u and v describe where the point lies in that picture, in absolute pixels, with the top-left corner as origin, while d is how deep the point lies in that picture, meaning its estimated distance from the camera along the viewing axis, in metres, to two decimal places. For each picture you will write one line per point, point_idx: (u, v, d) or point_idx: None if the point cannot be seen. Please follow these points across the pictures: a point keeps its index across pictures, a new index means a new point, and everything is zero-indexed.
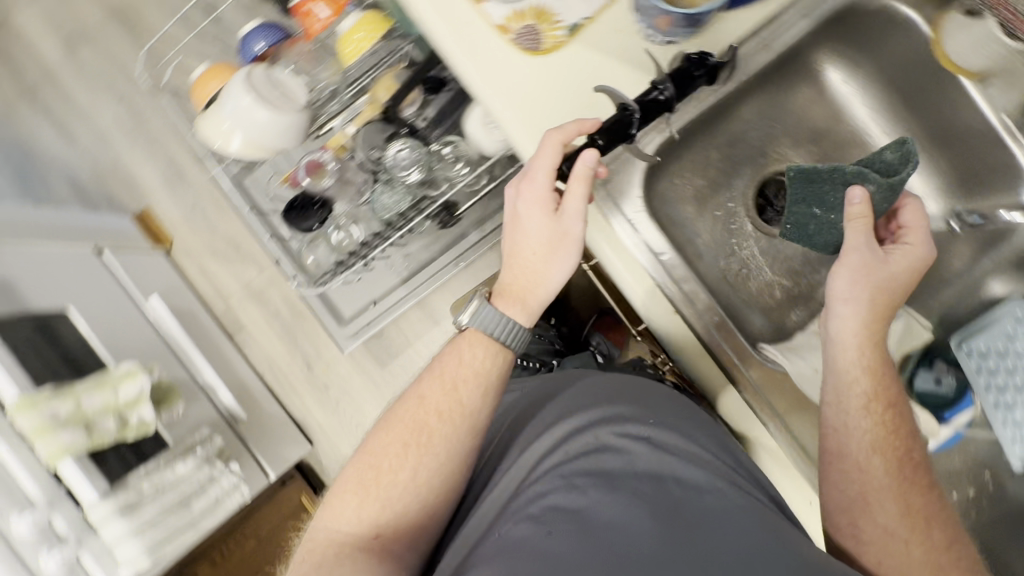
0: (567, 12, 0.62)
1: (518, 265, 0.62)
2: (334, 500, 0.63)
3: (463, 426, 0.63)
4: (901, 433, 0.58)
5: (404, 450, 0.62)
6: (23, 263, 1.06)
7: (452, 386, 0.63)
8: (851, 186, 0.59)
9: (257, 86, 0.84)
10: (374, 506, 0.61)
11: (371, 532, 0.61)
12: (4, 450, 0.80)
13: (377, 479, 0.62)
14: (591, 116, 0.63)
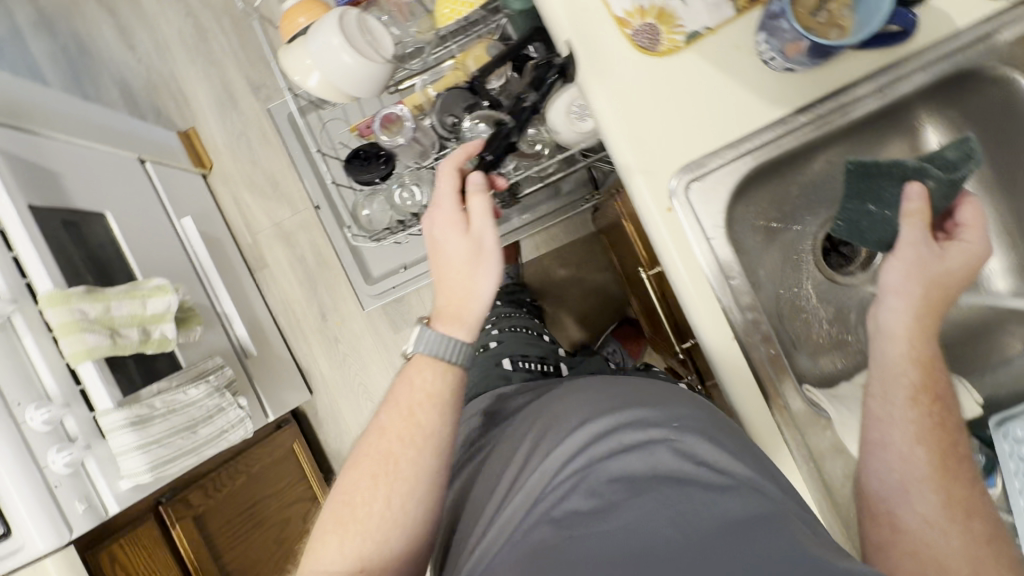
0: (690, 20, 0.62)
1: (446, 286, 0.68)
2: (318, 539, 0.63)
3: (424, 445, 0.65)
4: (947, 426, 0.56)
5: (373, 484, 0.63)
6: (68, 158, 1.04)
7: (408, 412, 0.65)
8: (909, 183, 0.58)
9: (348, 29, 0.83)
10: (357, 540, 0.62)
11: (359, 564, 0.61)
12: (28, 340, 0.80)
13: (353, 513, 0.63)
14: (691, 129, 0.63)
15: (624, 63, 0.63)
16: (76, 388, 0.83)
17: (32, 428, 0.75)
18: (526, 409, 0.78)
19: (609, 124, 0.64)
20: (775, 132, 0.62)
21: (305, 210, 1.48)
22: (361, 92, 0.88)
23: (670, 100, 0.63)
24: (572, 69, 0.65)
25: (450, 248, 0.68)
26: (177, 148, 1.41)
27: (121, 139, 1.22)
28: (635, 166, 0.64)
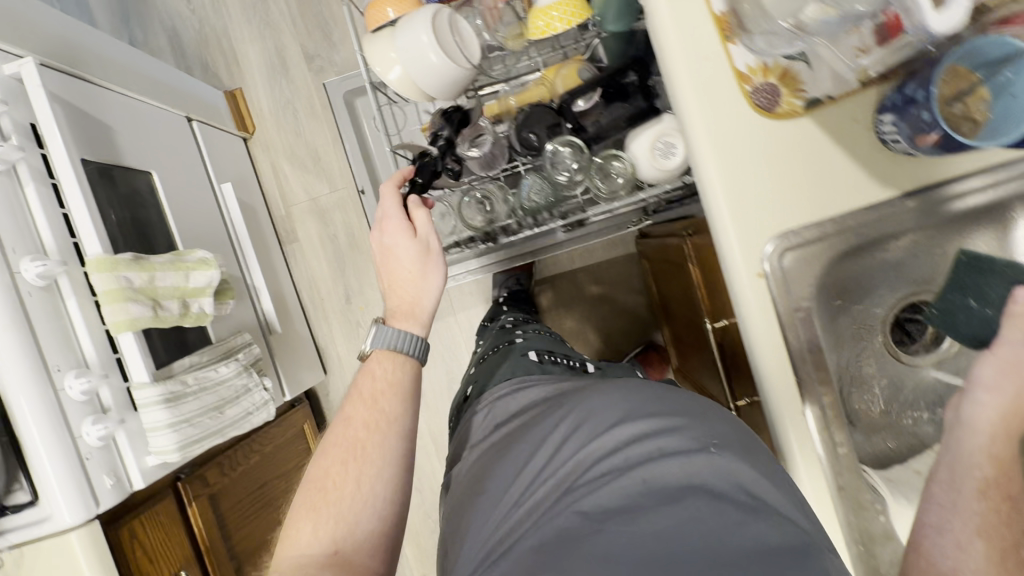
0: (814, 85, 0.60)
1: (396, 290, 0.69)
2: (290, 529, 0.58)
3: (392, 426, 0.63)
4: (1014, 529, 0.55)
5: (344, 468, 0.60)
6: (122, 112, 1.00)
7: (372, 399, 0.64)
8: (1019, 284, 0.57)
9: (440, 28, 0.80)
10: (332, 524, 0.57)
11: (333, 547, 0.56)
12: (72, 305, 0.78)
13: (326, 497, 0.59)
14: (795, 194, 0.61)
15: (737, 118, 0.61)
16: (113, 357, 0.81)
17: (70, 396, 0.74)
18: (553, 400, 0.77)
19: (711, 176, 0.62)
20: (879, 212, 0.61)
21: (343, 188, 1.45)
22: (441, 93, 0.86)
23: (778, 160, 0.61)
24: (681, 116, 0.63)
25: (400, 250, 0.69)
26: (223, 108, 1.37)
27: (171, 94, 1.18)
28: (732, 225, 0.62)
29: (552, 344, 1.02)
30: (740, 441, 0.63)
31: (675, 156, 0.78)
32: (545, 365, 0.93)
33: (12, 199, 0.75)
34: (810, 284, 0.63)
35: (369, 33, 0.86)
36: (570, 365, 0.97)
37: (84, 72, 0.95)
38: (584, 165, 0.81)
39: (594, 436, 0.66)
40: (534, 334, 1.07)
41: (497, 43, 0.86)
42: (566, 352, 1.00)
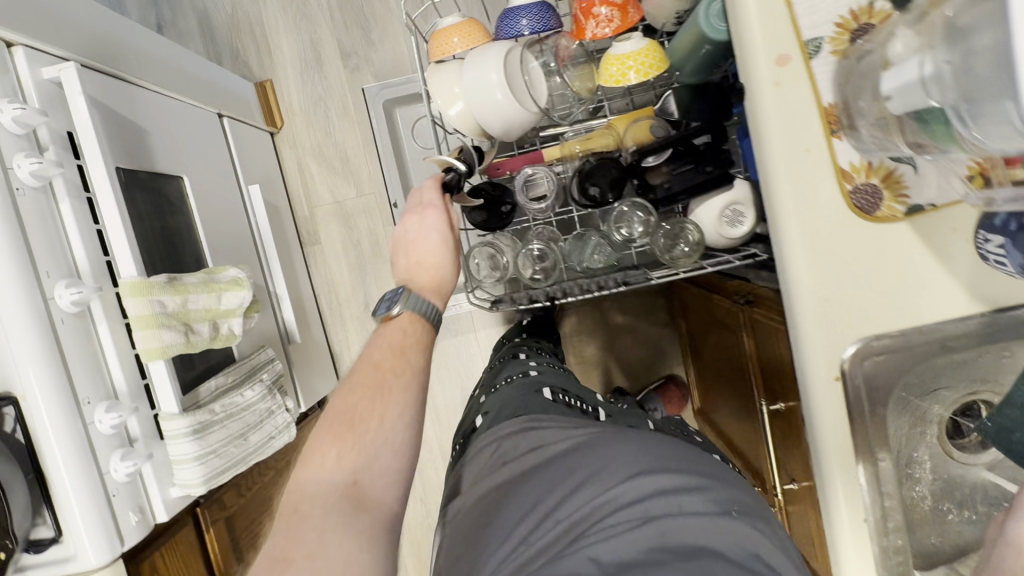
0: (918, 191, 0.57)
1: (419, 271, 0.68)
2: (307, 455, 0.54)
3: (416, 373, 0.61)
4: None
5: (372, 402, 0.57)
6: (157, 113, 0.95)
7: (398, 351, 0.62)
8: None
9: (511, 68, 0.76)
10: (356, 454, 0.54)
11: (352, 477, 0.52)
12: (104, 330, 0.74)
13: (352, 425, 0.55)
14: (883, 299, 0.59)
15: (833, 218, 0.58)
16: (141, 383, 0.78)
17: (99, 430, 0.71)
18: (569, 430, 0.73)
19: (797, 274, 0.60)
20: (967, 326, 0.59)
21: (371, 194, 1.40)
22: (503, 134, 0.81)
23: (870, 262, 0.59)
24: (771, 206, 0.60)
25: (432, 226, 0.69)
26: (253, 102, 1.32)
27: (204, 89, 1.13)
28: (813, 326, 0.60)
29: (564, 382, 0.90)
30: (772, 530, 0.62)
31: (742, 225, 0.76)
32: (556, 407, 0.82)
33: (48, 216, 0.71)
34: (885, 391, 0.62)
35: (431, 64, 0.81)
36: (582, 410, 0.83)
37: (121, 70, 0.90)
38: (650, 227, 0.79)
39: (607, 486, 0.63)
40: (545, 367, 0.95)
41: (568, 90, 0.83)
42: (580, 394, 0.87)
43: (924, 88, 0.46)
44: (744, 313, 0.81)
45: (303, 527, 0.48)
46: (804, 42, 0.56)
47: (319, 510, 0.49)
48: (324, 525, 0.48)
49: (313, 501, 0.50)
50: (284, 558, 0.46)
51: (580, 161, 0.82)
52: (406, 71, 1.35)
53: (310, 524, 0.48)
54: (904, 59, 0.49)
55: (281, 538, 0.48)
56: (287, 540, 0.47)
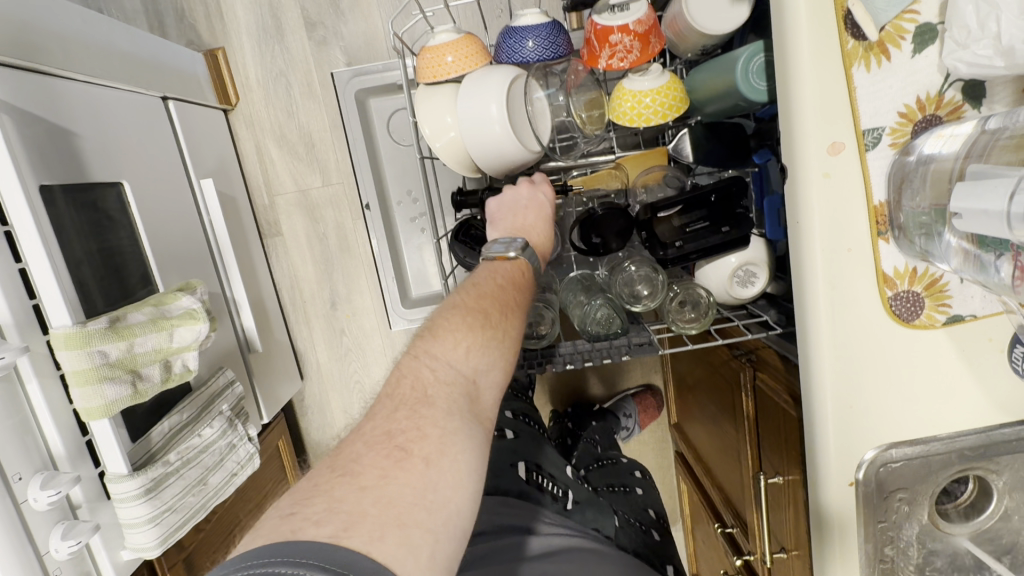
0: (961, 301, 0.53)
1: (530, 227, 0.66)
2: (437, 332, 0.50)
3: (526, 306, 0.58)
4: None
5: (498, 313, 0.53)
6: (88, 110, 0.81)
7: (519, 281, 0.59)
8: None
9: (512, 100, 0.66)
10: (483, 356, 0.50)
11: (472, 378, 0.49)
12: (35, 387, 0.65)
13: (482, 324, 0.52)
14: (913, 405, 0.55)
15: (870, 323, 0.54)
16: (83, 441, 0.70)
17: (34, 508, 0.62)
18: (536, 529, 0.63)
19: (825, 372, 0.55)
20: (989, 437, 0.56)
21: (338, 184, 1.27)
22: (499, 171, 0.71)
23: (903, 370, 0.55)
24: (802, 302, 0.55)
25: (547, 198, 0.69)
26: (202, 77, 1.16)
27: (144, 69, 0.97)
28: (833, 435, 0.57)
29: (540, 454, 0.77)
30: None
31: (753, 286, 0.70)
32: (530, 492, 0.69)
33: None
34: (894, 493, 0.59)
35: (419, 83, 0.70)
36: (553, 495, 0.70)
37: (38, 60, 0.74)
38: (658, 291, 0.71)
39: None
40: (524, 424, 0.83)
41: (570, 120, 0.72)
42: (554, 473, 0.75)
43: (1003, 222, 0.41)
44: (745, 373, 0.77)
45: (428, 418, 0.43)
46: (862, 131, 0.50)
47: (445, 402, 0.45)
48: (447, 424, 0.43)
49: (440, 389, 0.46)
50: (403, 444, 0.41)
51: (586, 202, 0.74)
52: (379, 49, 1.19)
53: (433, 415, 0.44)
54: (981, 178, 0.43)
55: (402, 415, 0.44)
56: (411, 422, 0.43)
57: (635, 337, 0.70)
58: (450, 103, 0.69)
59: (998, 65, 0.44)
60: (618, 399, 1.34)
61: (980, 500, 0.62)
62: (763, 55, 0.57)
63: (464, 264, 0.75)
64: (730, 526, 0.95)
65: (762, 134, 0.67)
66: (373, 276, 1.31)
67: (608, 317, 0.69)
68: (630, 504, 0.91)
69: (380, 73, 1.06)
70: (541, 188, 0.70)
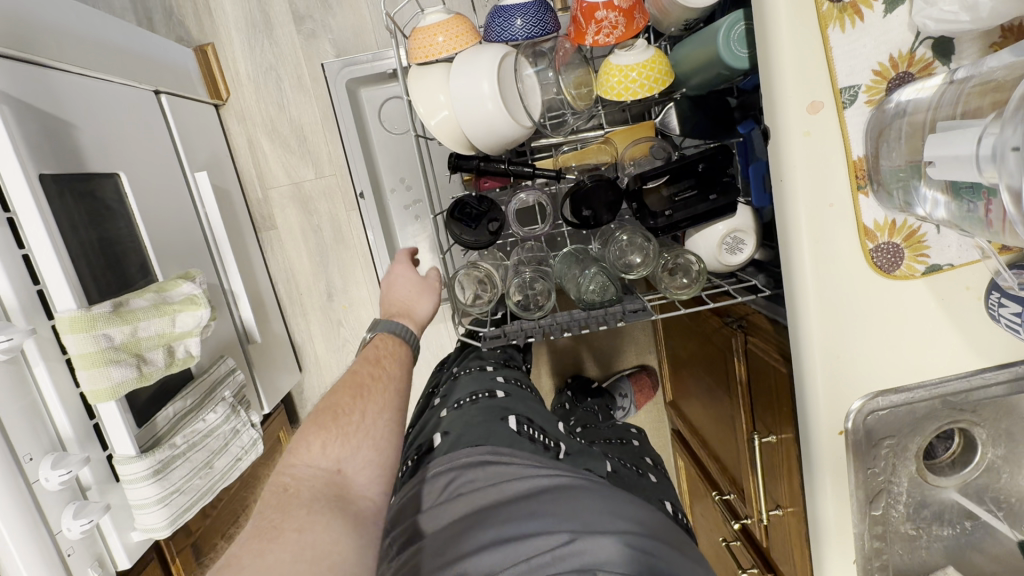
0: (939, 251, 0.55)
1: (392, 307, 0.72)
2: (296, 442, 0.56)
3: (389, 382, 0.63)
4: None
5: (353, 401, 0.59)
6: (84, 102, 0.82)
7: (375, 362, 0.65)
8: None
9: (503, 75, 0.67)
10: (340, 442, 0.55)
11: (337, 467, 0.54)
12: (42, 371, 0.66)
13: (334, 418, 0.57)
14: (897, 354, 0.58)
15: (853, 276, 0.56)
16: (90, 424, 0.71)
17: (45, 488, 0.64)
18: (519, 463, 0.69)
19: (809, 326, 0.58)
20: (970, 382, 0.59)
21: (331, 175, 1.28)
22: (492, 148, 0.73)
23: (886, 321, 0.57)
24: (788, 256, 0.57)
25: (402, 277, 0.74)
26: (193, 72, 1.17)
27: (137, 63, 0.98)
28: (822, 387, 0.59)
29: (530, 410, 0.81)
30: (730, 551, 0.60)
31: (741, 253, 0.72)
32: (521, 440, 0.73)
33: None
34: (883, 440, 0.62)
35: (410, 63, 0.72)
36: (545, 445, 0.75)
37: (34, 53, 0.75)
38: (650, 258, 0.73)
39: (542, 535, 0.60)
40: (514, 386, 0.86)
41: (562, 98, 0.74)
42: (544, 425, 0.79)
43: (974, 166, 0.43)
44: (737, 338, 0.79)
45: (295, 505, 0.49)
46: (840, 90, 0.52)
47: (310, 490, 0.51)
48: (314, 504, 0.49)
49: (302, 484, 0.52)
50: (275, 527, 0.47)
51: (579, 177, 0.75)
52: (368, 40, 1.21)
53: (300, 503, 0.49)
54: (951, 129, 0.46)
55: (270, 511, 0.49)
56: (278, 516, 0.48)
57: (629, 304, 0.72)
58: (443, 82, 0.71)
59: (964, 20, 0.47)
60: (614, 379, 1.36)
61: (967, 453, 0.65)
62: (744, 24, 0.60)
63: (460, 241, 0.75)
64: (727, 494, 0.98)
65: (745, 106, 0.69)
66: (368, 266, 1.32)
67: (603, 285, 0.71)
68: (627, 450, 0.93)
69: (370, 63, 1.07)
70: (400, 268, 0.75)
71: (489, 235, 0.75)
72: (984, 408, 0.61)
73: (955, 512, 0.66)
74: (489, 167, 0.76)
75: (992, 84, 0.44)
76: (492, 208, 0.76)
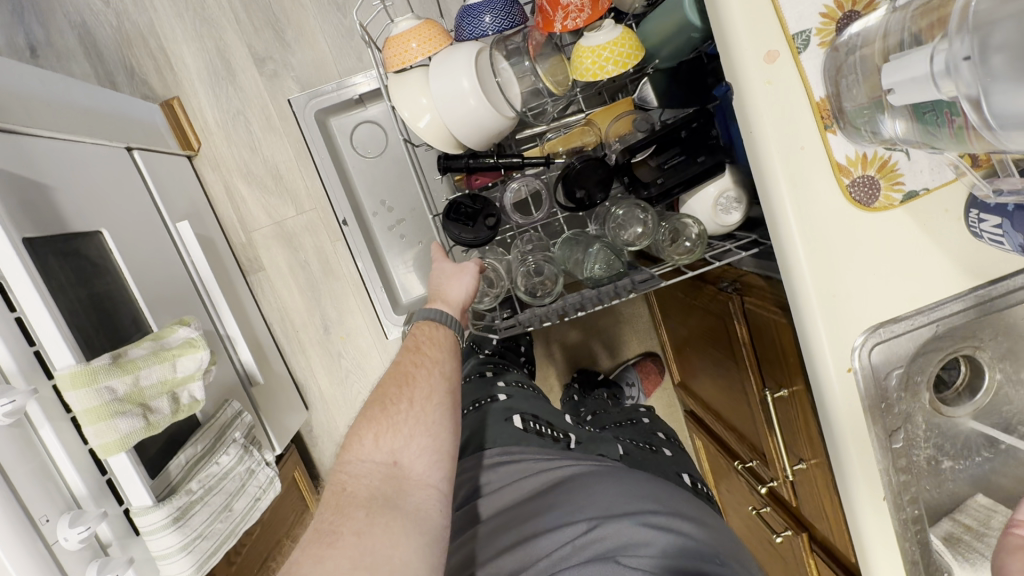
0: (912, 177, 0.57)
1: (433, 297, 0.72)
2: (351, 437, 0.60)
3: (435, 366, 0.65)
4: None
5: (399, 390, 0.62)
6: (60, 164, 0.82)
7: (417, 347, 0.67)
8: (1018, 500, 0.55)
9: (482, 68, 0.69)
10: (391, 434, 0.58)
11: (393, 459, 0.57)
12: (47, 432, 0.65)
13: (384, 409, 0.60)
14: (893, 284, 0.59)
15: (833, 214, 0.57)
16: (103, 479, 0.70)
17: (66, 548, 0.63)
18: (529, 462, 0.69)
19: (801, 268, 0.58)
20: (963, 301, 0.60)
21: (312, 210, 1.29)
22: (480, 142, 0.75)
23: (874, 253, 0.58)
24: (769, 204, 0.59)
25: (445, 264, 0.75)
26: (162, 126, 1.18)
27: (106, 122, 0.99)
28: (825, 327, 0.59)
29: (534, 405, 0.81)
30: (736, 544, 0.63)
31: (735, 214, 0.73)
32: (528, 438, 0.75)
33: None
34: (892, 372, 0.62)
35: (390, 73, 0.73)
36: (554, 438, 0.77)
37: (5, 120, 0.76)
38: (650, 227, 0.75)
39: (560, 528, 0.59)
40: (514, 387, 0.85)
41: (540, 85, 0.75)
42: (551, 419, 0.80)
43: (932, 84, 0.44)
44: (733, 301, 0.80)
45: (352, 507, 0.53)
46: (792, 36, 0.54)
47: (367, 488, 0.55)
48: (370, 505, 0.53)
49: (360, 482, 0.55)
50: (334, 532, 0.50)
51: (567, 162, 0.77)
52: (330, 72, 1.23)
53: (357, 506, 0.52)
54: (904, 54, 0.47)
55: (331, 514, 0.53)
56: (338, 519, 0.52)
57: (636, 277, 0.74)
58: (423, 85, 0.72)
59: None
60: (619, 369, 1.36)
61: (975, 380, 0.66)
62: None
63: (461, 240, 0.76)
64: (749, 461, 0.98)
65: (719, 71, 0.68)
66: (361, 294, 1.33)
67: (607, 262, 0.77)
68: (637, 430, 0.93)
69: (334, 92, 1.10)
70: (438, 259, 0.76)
71: (488, 229, 0.76)
72: (980, 326, 0.62)
73: (977, 439, 0.67)
74: (477, 164, 0.77)
75: (935, 3, 0.46)
76: (486, 206, 0.77)
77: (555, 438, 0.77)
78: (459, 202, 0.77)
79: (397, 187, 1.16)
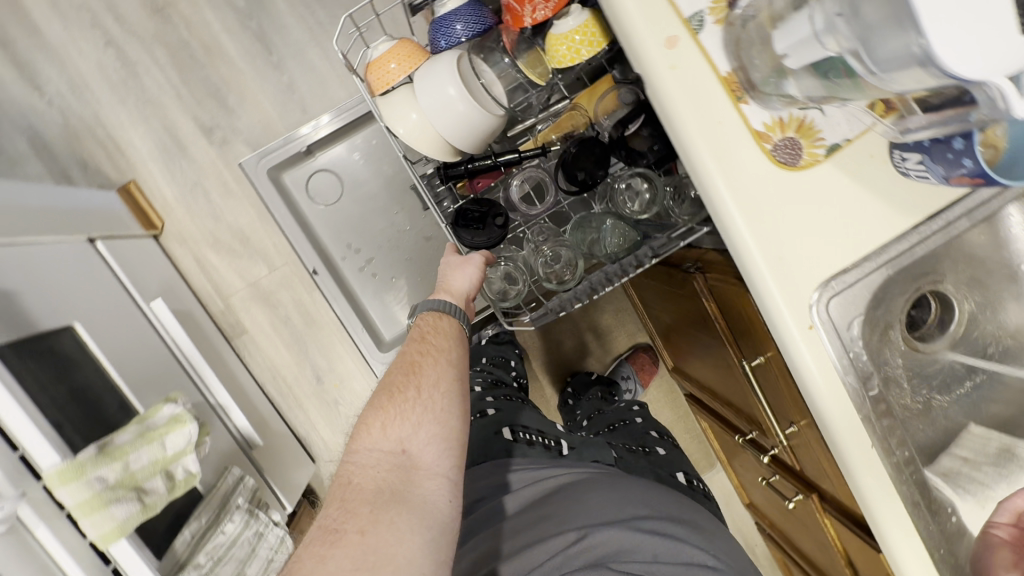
0: (830, 130, 0.59)
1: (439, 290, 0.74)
2: (362, 425, 0.63)
3: (440, 354, 0.68)
4: None
5: (407, 378, 0.65)
6: (24, 266, 0.83)
7: (422, 336, 0.70)
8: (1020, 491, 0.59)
9: (465, 73, 0.72)
10: (399, 424, 0.61)
11: (401, 447, 0.60)
12: (43, 532, 0.65)
13: (394, 397, 0.63)
14: (839, 233, 0.60)
15: (762, 176, 0.58)
16: (108, 569, 0.71)
17: None
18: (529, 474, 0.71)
19: (739, 232, 0.59)
20: (906, 239, 0.61)
21: (284, 265, 1.31)
22: (474, 147, 0.76)
23: (811, 206, 0.59)
24: (699, 180, 0.59)
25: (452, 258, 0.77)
26: (123, 211, 1.20)
27: (66, 218, 1.01)
28: (778, 288, 0.60)
29: (526, 417, 0.83)
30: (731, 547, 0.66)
31: None
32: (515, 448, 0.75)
33: None
34: (854, 322, 0.62)
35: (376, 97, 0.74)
36: (546, 446, 0.78)
37: None
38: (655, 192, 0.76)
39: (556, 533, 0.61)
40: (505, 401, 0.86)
41: (523, 78, 0.76)
42: (542, 427, 0.82)
43: (817, 42, 0.47)
44: (697, 279, 0.82)
45: (358, 500, 0.55)
46: (687, 19, 0.56)
47: (374, 479, 0.57)
48: (375, 499, 0.56)
49: (368, 473, 0.58)
50: (338, 527, 0.53)
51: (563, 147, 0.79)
52: (278, 129, 1.25)
53: (363, 500, 0.55)
54: (788, 19, 0.50)
55: (339, 506, 0.56)
56: (345, 512, 0.55)
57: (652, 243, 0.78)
58: (409, 101, 0.73)
59: None
60: (614, 366, 1.38)
61: (944, 312, 0.68)
62: None
63: (474, 245, 0.78)
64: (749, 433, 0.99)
65: None
66: (346, 339, 1.34)
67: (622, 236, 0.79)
68: (629, 432, 0.94)
69: (282, 147, 1.14)
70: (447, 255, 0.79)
71: (497, 227, 0.77)
72: (930, 262, 0.64)
73: (951, 371, 0.67)
74: (478, 168, 0.78)
75: None
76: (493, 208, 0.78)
77: (548, 446, 0.78)
78: (465, 209, 0.78)
79: (361, 228, 1.17)
